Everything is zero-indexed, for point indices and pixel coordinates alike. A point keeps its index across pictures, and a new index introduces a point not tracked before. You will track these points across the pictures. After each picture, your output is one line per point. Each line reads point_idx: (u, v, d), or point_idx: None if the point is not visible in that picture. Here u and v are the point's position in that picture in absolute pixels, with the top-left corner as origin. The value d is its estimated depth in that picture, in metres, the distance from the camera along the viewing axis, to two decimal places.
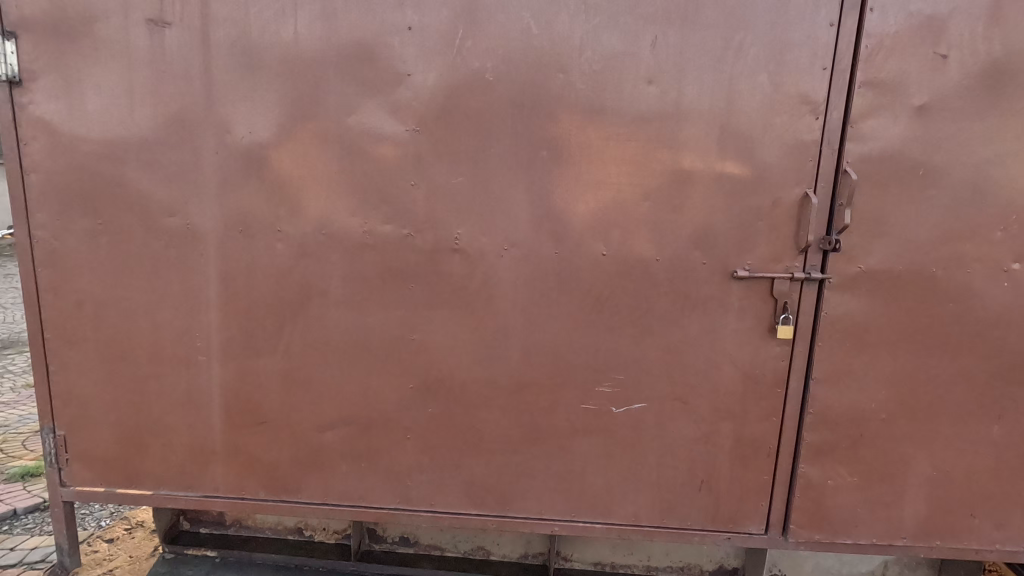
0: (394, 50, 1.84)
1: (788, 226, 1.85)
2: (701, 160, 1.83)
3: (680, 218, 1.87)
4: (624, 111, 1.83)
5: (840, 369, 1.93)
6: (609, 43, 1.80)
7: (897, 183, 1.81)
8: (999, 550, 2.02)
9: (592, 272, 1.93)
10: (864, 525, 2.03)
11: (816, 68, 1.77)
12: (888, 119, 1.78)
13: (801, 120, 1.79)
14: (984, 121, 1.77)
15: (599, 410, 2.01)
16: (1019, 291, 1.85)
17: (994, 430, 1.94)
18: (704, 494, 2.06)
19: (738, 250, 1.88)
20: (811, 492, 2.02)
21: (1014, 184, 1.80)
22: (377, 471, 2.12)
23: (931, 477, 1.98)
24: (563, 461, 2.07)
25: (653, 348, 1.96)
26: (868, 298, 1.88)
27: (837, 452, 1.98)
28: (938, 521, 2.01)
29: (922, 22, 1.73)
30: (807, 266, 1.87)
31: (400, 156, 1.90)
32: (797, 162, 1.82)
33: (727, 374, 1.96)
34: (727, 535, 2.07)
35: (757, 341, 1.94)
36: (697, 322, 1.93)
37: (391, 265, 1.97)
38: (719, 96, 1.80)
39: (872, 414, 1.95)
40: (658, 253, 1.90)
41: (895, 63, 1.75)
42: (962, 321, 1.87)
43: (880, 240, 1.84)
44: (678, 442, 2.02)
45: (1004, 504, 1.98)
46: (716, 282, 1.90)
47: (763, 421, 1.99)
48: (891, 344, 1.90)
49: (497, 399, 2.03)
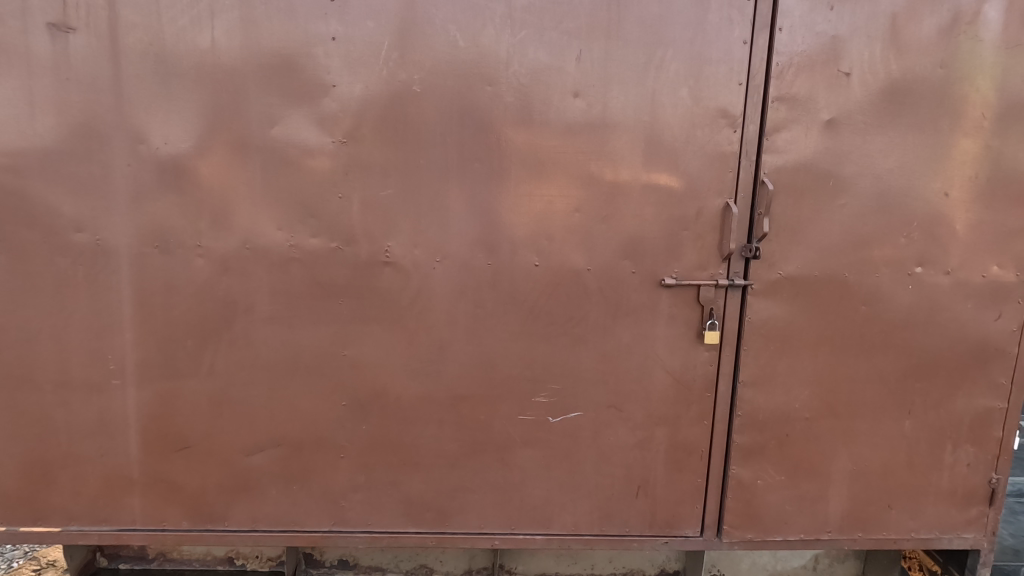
0: (318, 61, 1.80)
1: (712, 235, 1.92)
2: (629, 172, 1.88)
3: (609, 228, 1.91)
4: (553, 123, 1.85)
5: (765, 371, 2.00)
6: (536, 56, 1.82)
7: (811, 193, 1.91)
8: (915, 538, 2.13)
9: (525, 283, 1.93)
10: (793, 522, 2.11)
11: (732, 83, 1.84)
12: (799, 132, 1.87)
13: (720, 133, 1.87)
14: (885, 135, 1.89)
15: (536, 420, 2.01)
16: (922, 294, 1.97)
17: (906, 424, 2.05)
18: (641, 500, 2.08)
19: (665, 258, 1.93)
20: (743, 493, 2.07)
21: (913, 193, 1.93)
22: (309, 493, 2.04)
23: (852, 472, 2.08)
24: (502, 473, 2.05)
25: (588, 357, 1.98)
26: (788, 303, 1.96)
27: (766, 452, 2.05)
28: (860, 514, 2.11)
29: (827, 42, 1.83)
30: (730, 273, 1.94)
31: (327, 168, 1.85)
32: (718, 172, 1.89)
33: (659, 380, 2.00)
34: (665, 539, 2.10)
35: (687, 347, 1.99)
36: (629, 329, 1.97)
37: (320, 279, 1.91)
38: (643, 109, 1.85)
39: (796, 414, 2.03)
40: (589, 263, 1.93)
41: (805, 80, 1.85)
42: (874, 323, 1.98)
43: (797, 246, 1.93)
44: (614, 450, 2.04)
45: (917, 494, 2.10)
46: (646, 291, 1.95)
47: (695, 426, 2.04)
48: (811, 346, 1.99)
49: (433, 413, 2.00)
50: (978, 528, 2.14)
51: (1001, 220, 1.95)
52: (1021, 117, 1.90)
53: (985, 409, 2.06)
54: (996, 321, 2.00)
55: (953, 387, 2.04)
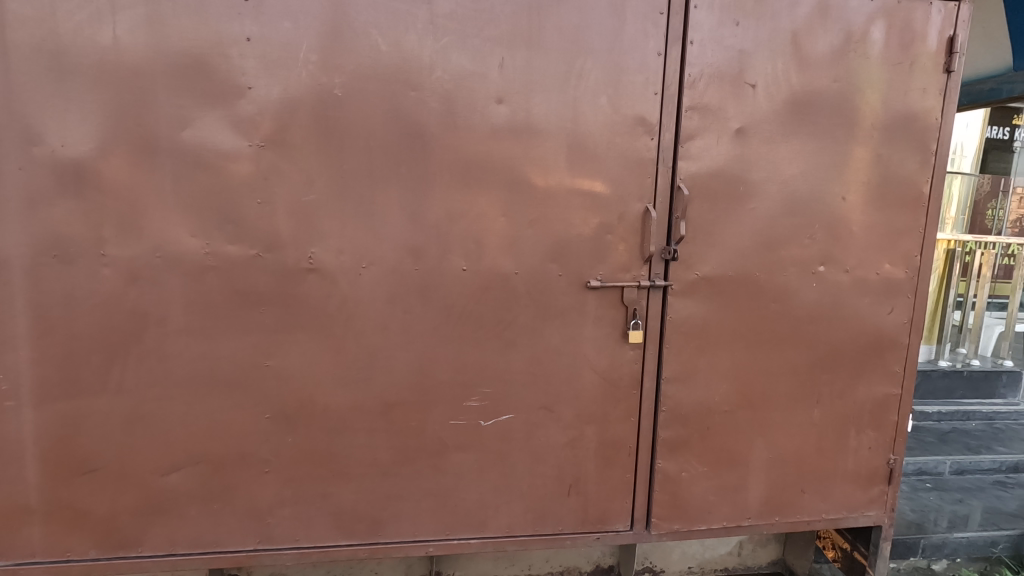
0: (232, 62, 1.74)
1: (634, 238, 1.99)
2: (553, 177, 1.92)
3: (536, 232, 1.94)
4: (478, 128, 1.87)
5: (686, 368, 2.09)
6: (459, 63, 1.83)
7: (724, 198, 2.02)
8: (826, 519, 2.29)
9: (454, 288, 1.94)
10: (716, 511, 2.21)
11: (649, 93, 1.93)
12: (711, 140, 1.98)
13: (638, 140, 1.94)
14: (789, 144, 2.03)
15: (469, 424, 2.02)
16: (825, 291, 2.13)
17: (815, 412, 2.20)
18: (574, 498, 2.12)
19: (591, 261, 1.98)
20: (669, 486, 2.16)
21: (815, 197, 2.07)
22: (232, 511, 1.95)
23: (769, 460, 2.20)
24: (435, 480, 2.04)
25: (518, 360, 2.01)
26: (706, 302, 2.06)
27: (689, 445, 2.15)
28: (777, 499, 2.24)
29: (734, 56, 1.95)
30: (652, 275, 2.02)
31: (245, 172, 1.79)
32: (637, 178, 1.96)
33: (588, 380, 2.06)
34: (597, 535, 2.16)
35: (613, 347, 2.05)
36: (557, 331, 2.01)
37: (240, 287, 1.84)
38: (566, 116, 1.89)
39: (716, 407, 2.14)
40: (517, 266, 1.96)
41: (715, 90, 1.96)
42: (784, 319, 2.12)
43: (713, 248, 2.04)
44: (546, 450, 2.08)
45: (826, 477, 2.26)
46: (572, 293, 2.00)
47: (623, 423, 2.10)
48: (728, 342, 2.10)
49: (362, 422, 1.97)
50: (880, 505, 2.32)
51: (890, 221, 2.14)
52: (905, 129, 2.09)
53: (882, 396, 2.24)
54: (890, 314, 2.19)
55: (854, 377, 2.20)
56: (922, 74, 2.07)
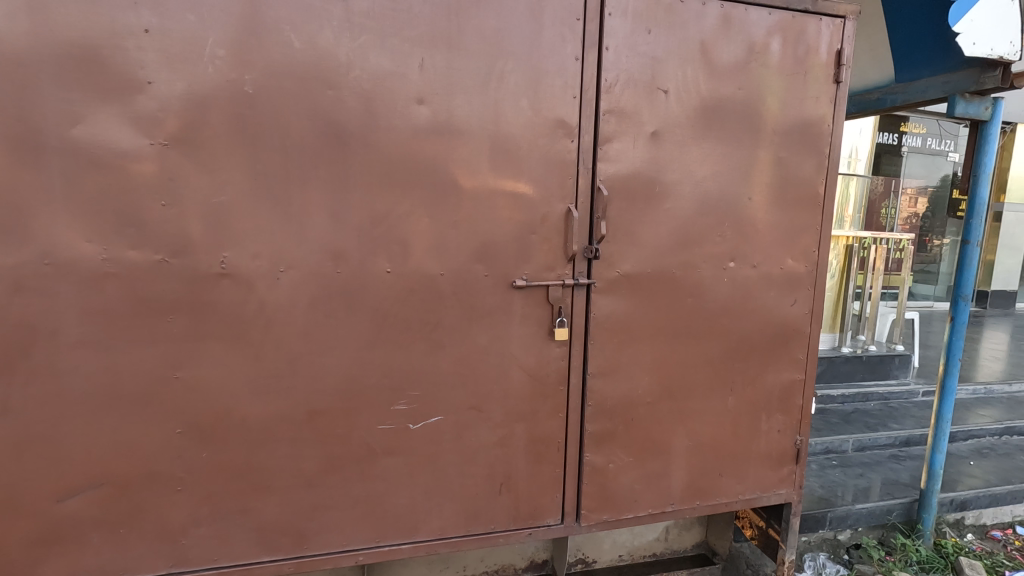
0: (128, 54, 1.63)
1: (557, 238, 2.04)
2: (477, 178, 1.93)
3: (460, 233, 1.95)
4: (399, 129, 1.85)
5: (610, 363, 2.17)
6: (377, 62, 1.80)
7: (641, 199, 2.10)
8: (742, 500, 2.43)
9: (378, 290, 1.91)
10: (642, 499, 2.29)
11: (567, 96, 1.98)
12: (628, 143, 2.06)
13: (559, 142, 1.99)
14: (700, 147, 2.14)
15: (397, 428, 1.99)
16: (736, 285, 2.26)
17: (729, 400, 2.34)
18: (505, 495, 2.14)
19: (515, 261, 2.01)
20: (597, 478, 2.22)
21: (724, 198, 2.20)
22: (141, 535, 1.83)
23: (689, 447, 2.32)
24: (364, 487, 2.00)
25: (446, 361, 2.00)
26: (627, 299, 2.14)
27: (614, 437, 2.22)
28: (698, 484, 2.36)
29: (647, 62, 2.04)
30: (575, 274, 2.08)
31: (146, 172, 1.68)
32: (559, 179, 2.01)
33: (516, 379, 2.08)
34: (529, 531, 2.19)
35: (539, 345, 2.09)
36: (484, 331, 2.02)
37: (144, 295, 1.73)
38: (487, 118, 1.91)
39: (639, 400, 2.22)
40: (442, 267, 1.95)
41: (630, 95, 2.04)
42: (699, 312, 2.23)
43: (632, 247, 2.12)
44: (476, 450, 2.08)
45: (741, 460, 2.40)
46: (498, 293, 2.02)
47: (551, 419, 2.14)
48: (648, 336, 2.19)
49: (283, 432, 1.90)
50: (789, 484, 2.49)
51: (791, 219, 2.30)
52: (802, 135, 2.26)
53: (788, 381, 2.41)
54: (793, 305, 2.36)
55: (764, 365, 2.36)
56: (815, 84, 2.25)
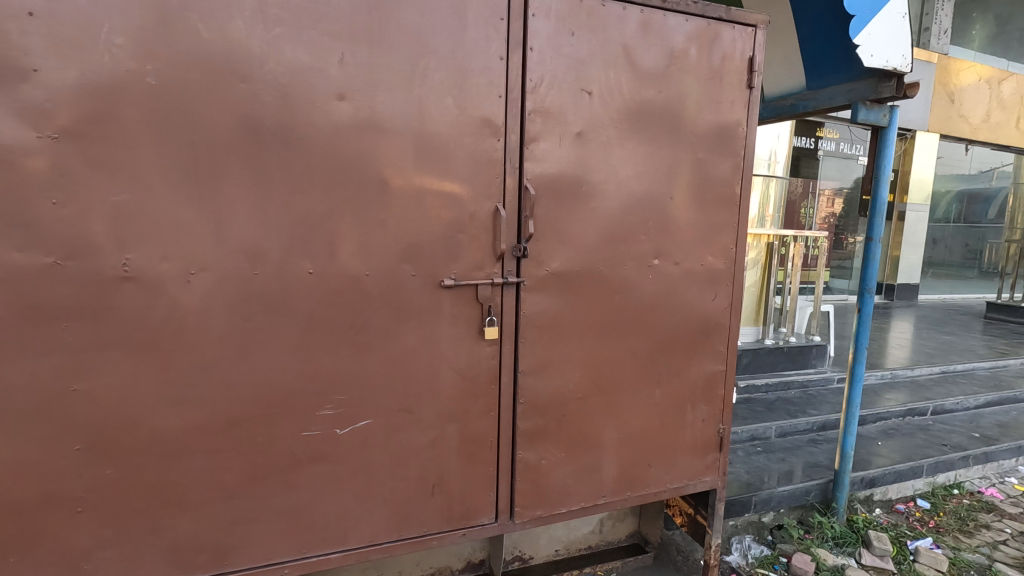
0: (9, 38, 1.49)
1: (485, 237, 2.05)
2: (402, 176, 1.90)
3: (385, 233, 1.92)
4: (319, 125, 1.79)
5: (540, 360, 2.19)
6: (294, 56, 1.74)
7: (568, 198, 2.14)
8: (670, 488, 2.52)
9: (300, 292, 1.84)
10: (575, 493, 2.33)
11: (493, 95, 1.98)
12: (554, 143, 2.09)
13: (485, 141, 2.00)
14: (624, 147, 2.20)
15: (323, 434, 1.93)
16: (660, 282, 2.35)
17: (656, 392, 2.42)
18: (438, 497, 2.12)
19: (443, 261, 2.00)
20: (530, 474, 2.24)
21: (648, 197, 2.28)
22: (36, 562, 1.68)
23: (619, 440, 2.38)
24: (288, 496, 1.92)
25: (373, 363, 1.96)
26: (556, 297, 2.17)
27: (546, 434, 2.25)
28: (628, 476, 2.42)
29: (571, 64, 2.07)
30: (504, 272, 2.09)
31: (34, 168, 1.54)
32: (486, 178, 2.02)
33: (446, 379, 2.07)
34: (463, 531, 2.18)
35: (469, 344, 2.08)
36: (412, 332, 2.00)
37: (34, 301, 1.59)
38: (412, 115, 1.89)
39: (569, 396, 2.26)
40: (368, 267, 1.91)
41: (555, 96, 2.07)
42: (625, 309, 2.30)
43: (560, 245, 2.15)
44: (406, 453, 2.05)
45: (669, 450, 2.49)
46: (426, 293, 2.00)
47: (483, 418, 2.14)
48: (577, 333, 2.23)
49: (198, 443, 1.79)
50: (714, 471, 2.61)
51: (710, 218, 2.41)
52: (719, 137, 2.37)
53: (711, 373, 2.52)
54: (713, 300, 2.47)
55: (688, 358, 2.46)
56: (730, 89, 2.36)
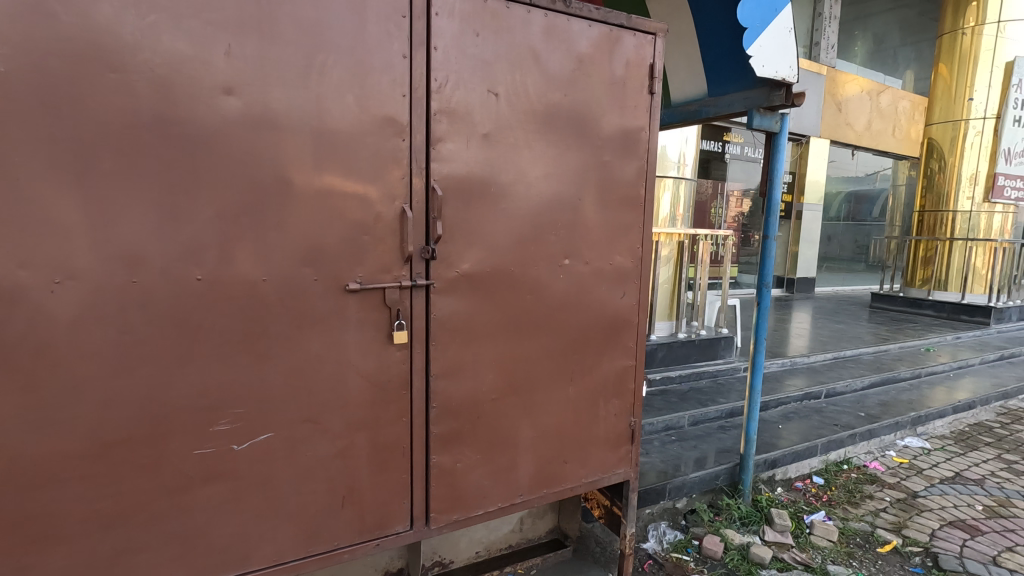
0: None
1: (392, 239, 2.00)
2: (300, 176, 1.82)
3: (283, 236, 1.82)
4: (204, 121, 1.67)
5: (453, 362, 2.17)
6: (172, 45, 1.61)
7: (477, 199, 2.13)
8: (586, 482, 2.57)
9: (188, 301, 1.71)
10: (491, 494, 2.33)
11: (396, 94, 1.94)
12: (461, 143, 2.07)
13: (389, 141, 1.95)
14: (532, 149, 2.22)
15: (218, 451, 1.81)
16: (571, 281, 2.39)
17: (570, 389, 2.46)
18: (348, 509, 2.05)
19: (347, 264, 1.93)
20: (445, 478, 2.22)
21: (557, 198, 2.31)
22: None
23: (534, 438, 2.40)
24: (180, 520, 1.78)
25: (273, 373, 1.86)
26: (466, 298, 2.16)
27: (461, 436, 2.23)
28: (544, 473, 2.45)
29: (476, 65, 2.06)
30: (413, 275, 2.05)
31: None
32: (391, 178, 1.97)
33: (353, 386, 2.00)
34: (376, 542, 2.12)
35: (378, 350, 2.03)
36: (316, 339, 1.91)
37: None
38: (309, 112, 1.80)
39: (483, 397, 2.25)
40: (264, 272, 1.81)
41: (461, 96, 2.05)
42: (537, 308, 2.33)
43: (470, 247, 2.14)
44: (313, 465, 1.96)
45: (584, 445, 2.54)
46: (330, 298, 1.92)
47: (394, 424, 2.09)
48: (489, 334, 2.23)
49: (71, 470, 1.62)
50: (626, 463, 2.69)
51: (617, 219, 2.49)
52: (624, 140, 2.45)
53: (621, 368, 2.60)
54: (622, 298, 2.55)
55: (599, 355, 2.52)
56: (633, 94, 2.44)
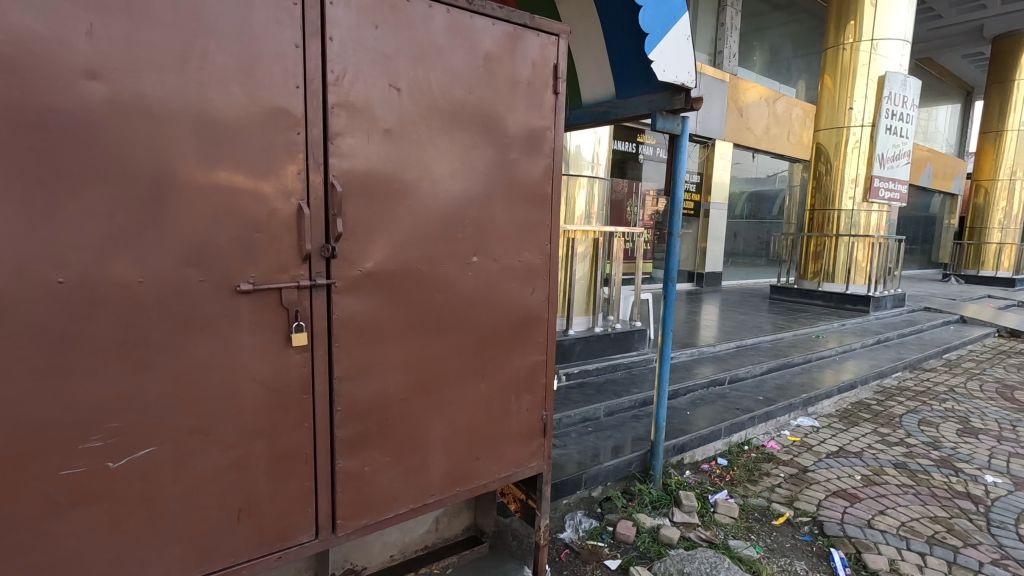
0: None
1: (288, 237, 1.91)
2: (181, 169, 1.69)
3: (163, 234, 1.69)
4: (63, 107, 1.51)
5: (357, 364, 2.11)
6: (21, 22, 1.44)
7: (380, 196, 2.08)
8: (499, 478, 2.59)
9: (47, 306, 1.55)
10: (402, 496, 2.29)
11: (289, 85, 1.85)
12: (361, 138, 2.02)
13: (282, 134, 1.86)
14: (437, 145, 2.20)
15: (90, 471, 1.65)
16: (480, 279, 2.40)
17: (481, 386, 2.47)
18: (245, 522, 1.94)
19: (238, 264, 1.82)
20: (351, 483, 2.15)
21: (464, 196, 2.31)
22: None
23: (446, 437, 2.39)
24: (45, 550, 1.61)
25: (154, 383, 1.72)
26: (370, 297, 2.11)
27: (368, 439, 2.17)
28: (457, 471, 2.44)
29: (376, 58, 2.01)
30: (312, 274, 1.97)
31: None
32: (285, 173, 1.88)
33: (248, 392, 1.89)
34: (278, 554, 2.02)
35: (274, 353, 1.93)
36: (203, 344, 1.79)
37: None
38: (190, 101, 1.68)
39: (391, 398, 2.21)
40: (141, 274, 1.67)
41: (360, 89, 1.99)
42: (446, 306, 2.31)
43: (373, 244, 2.09)
44: (203, 479, 1.84)
45: (496, 441, 2.56)
46: (219, 300, 1.80)
47: (295, 430, 2.01)
48: (396, 334, 2.19)
49: None
50: (539, 456, 2.74)
51: (525, 216, 2.52)
52: (530, 139, 2.48)
53: (533, 363, 2.64)
54: (531, 294, 2.59)
55: (510, 351, 2.55)
56: (538, 94, 2.48)
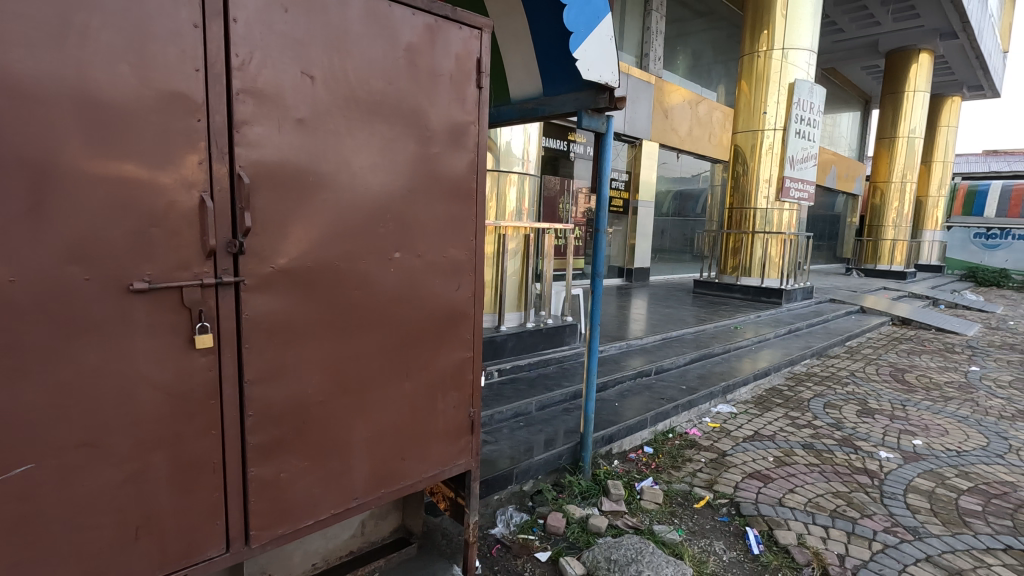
0: None
1: (190, 232, 1.78)
2: (60, 155, 1.53)
3: (39, 227, 1.52)
4: None
5: (270, 366, 2.00)
6: None
7: (293, 189, 1.98)
8: (426, 478, 2.55)
9: None
10: (322, 501, 2.20)
11: (187, 68, 1.72)
12: (271, 128, 1.91)
13: (180, 120, 1.72)
14: (355, 137, 2.12)
15: None
16: (402, 275, 2.34)
17: (405, 385, 2.42)
18: (144, 540, 1.79)
19: (131, 260, 1.68)
20: (265, 491, 2.04)
21: (384, 190, 2.24)
22: None
23: (368, 439, 2.32)
24: None
25: (31, 393, 1.55)
26: (284, 295, 2.01)
27: (283, 444, 2.07)
28: (381, 473, 2.38)
29: (286, 43, 1.91)
30: (217, 272, 1.85)
31: None
32: (185, 163, 1.75)
33: (145, 400, 1.75)
34: (183, 572, 1.89)
35: (175, 357, 1.79)
36: (91, 349, 1.63)
37: None
38: (69, 80, 1.52)
39: (308, 400, 2.11)
40: (12, 272, 1.49)
41: (269, 76, 1.89)
42: (366, 304, 2.24)
43: (286, 240, 1.99)
44: (93, 496, 1.68)
45: (422, 441, 2.52)
46: (108, 300, 1.65)
47: (200, 439, 1.88)
48: (312, 333, 2.10)
49: None
50: (467, 454, 2.72)
51: (449, 211, 2.49)
52: (453, 134, 2.45)
53: (459, 360, 2.62)
54: (457, 290, 2.56)
55: (435, 348, 2.51)
56: (461, 88, 2.45)
